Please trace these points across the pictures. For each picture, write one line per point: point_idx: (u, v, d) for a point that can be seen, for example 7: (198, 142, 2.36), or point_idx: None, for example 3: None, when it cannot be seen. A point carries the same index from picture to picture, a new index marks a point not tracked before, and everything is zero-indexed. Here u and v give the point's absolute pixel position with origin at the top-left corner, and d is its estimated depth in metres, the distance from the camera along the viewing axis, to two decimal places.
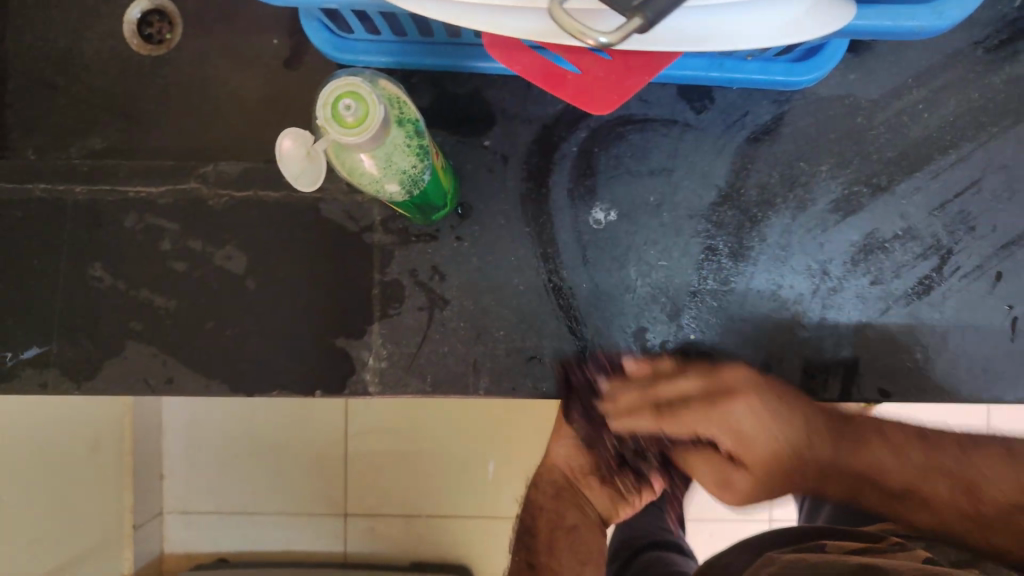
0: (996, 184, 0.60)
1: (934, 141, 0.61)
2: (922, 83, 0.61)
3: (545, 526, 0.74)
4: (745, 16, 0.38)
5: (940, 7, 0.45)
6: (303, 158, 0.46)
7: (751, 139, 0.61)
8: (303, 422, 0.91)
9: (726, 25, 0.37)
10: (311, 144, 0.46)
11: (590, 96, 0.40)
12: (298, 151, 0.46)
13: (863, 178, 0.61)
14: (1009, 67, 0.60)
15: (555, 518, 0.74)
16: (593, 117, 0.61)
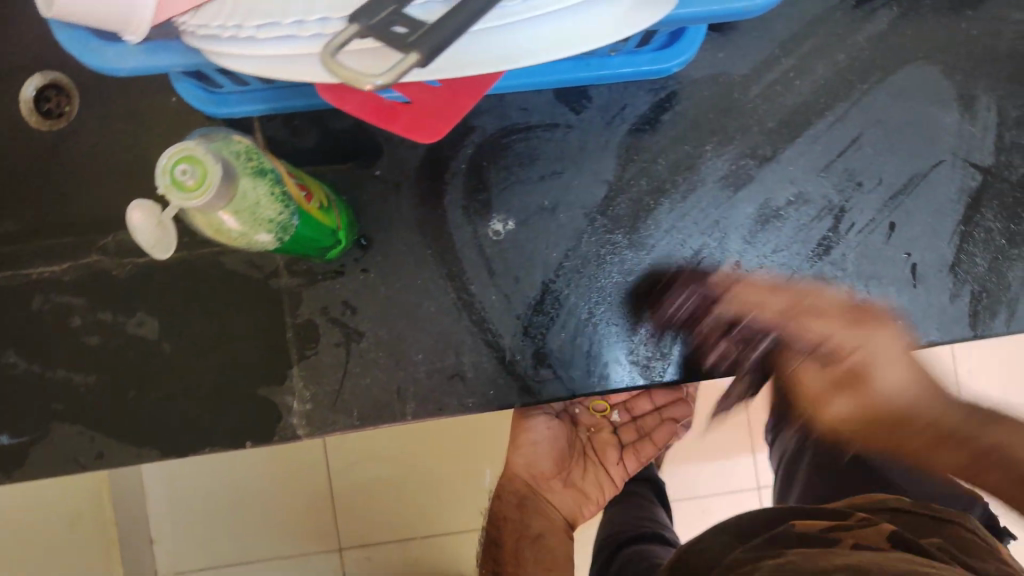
0: (877, 139, 0.61)
1: (810, 105, 0.61)
2: (789, 52, 0.62)
3: (511, 536, 0.78)
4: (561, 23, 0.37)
5: None
6: (154, 229, 0.46)
7: (633, 130, 0.61)
8: (285, 462, 0.87)
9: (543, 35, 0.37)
10: (160, 213, 0.46)
11: (420, 124, 0.39)
12: (149, 222, 0.46)
13: (748, 151, 0.61)
14: (870, 24, 0.61)
15: (521, 528, 0.78)
16: (476, 133, 0.61)
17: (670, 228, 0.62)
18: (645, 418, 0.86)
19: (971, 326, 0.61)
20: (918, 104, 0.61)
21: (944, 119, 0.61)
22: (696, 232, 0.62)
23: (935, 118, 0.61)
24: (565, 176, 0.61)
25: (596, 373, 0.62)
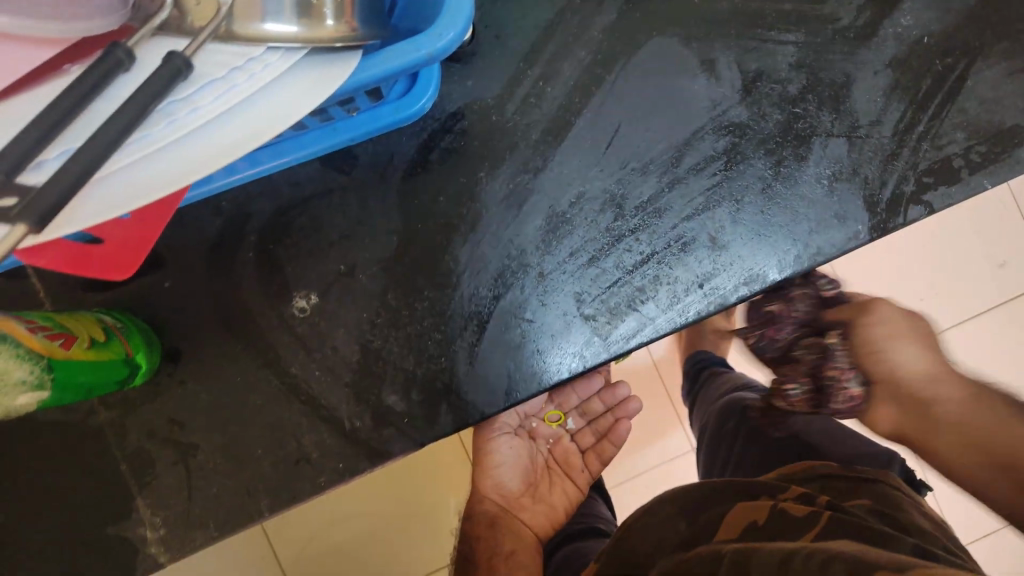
0: (637, 122, 0.63)
1: (567, 108, 0.63)
2: (534, 62, 0.63)
3: (484, 555, 0.69)
4: (212, 134, 0.41)
5: (452, 14, 0.46)
6: None
7: (406, 178, 0.62)
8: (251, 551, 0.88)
9: (200, 146, 0.40)
10: None
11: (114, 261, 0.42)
12: None
13: (521, 167, 0.63)
14: (600, 18, 0.63)
15: (493, 544, 0.69)
16: (256, 220, 0.61)
17: (469, 259, 0.63)
18: (599, 420, 0.83)
19: (772, 270, 0.64)
20: (666, 79, 0.64)
21: (693, 88, 0.64)
22: (494, 257, 0.63)
23: (686, 89, 0.64)
24: (355, 237, 0.62)
25: (438, 418, 0.62)
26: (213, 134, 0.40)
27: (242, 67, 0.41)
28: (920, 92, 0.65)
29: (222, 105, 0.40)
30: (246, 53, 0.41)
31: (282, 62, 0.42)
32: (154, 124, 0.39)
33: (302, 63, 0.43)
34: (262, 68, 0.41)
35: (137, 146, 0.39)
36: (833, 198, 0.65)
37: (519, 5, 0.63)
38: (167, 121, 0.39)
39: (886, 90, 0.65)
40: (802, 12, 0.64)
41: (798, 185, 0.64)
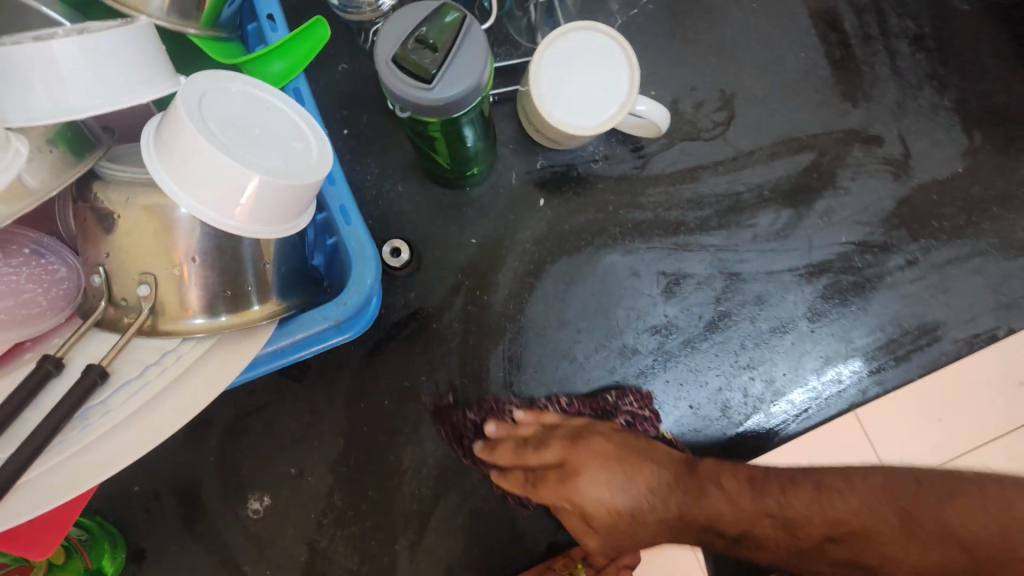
0: (569, 325, 0.68)
1: (501, 314, 0.68)
2: (470, 273, 0.68)
3: None
4: (125, 432, 0.46)
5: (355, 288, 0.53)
6: None
7: (354, 383, 0.67)
8: None
9: (112, 445, 0.46)
10: None
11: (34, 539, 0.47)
12: None
13: (459, 372, 0.68)
14: (531, 230, 0.69)
15: None
16: (217, 426, 0.67)
17: (411, 458, 0.67)
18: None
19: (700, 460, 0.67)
20: (596, 286, 0.68)
21: (621, 290, 0.68)
22: (434, 454, 0.67)
23: (613, 294, 0.68)
24: (304, 442, 0.67)
25: None
26: (129, 428, 0.46)
27: (158, 360, 0.48)
28: (842, 288, 0.68)
29: (134, 404, 0.47)
30: (162, 347, 0.48)
31: (194, 349, 0.49)
32: (73, 429, 0.45)
33: (215, 341, 0.50)
34: (175, 361, 0.49)
35: (53, 454, 0.44)
36: (757, 396, 0.67)
37: (456, 222, 0.69)
38: (83, 425, 0.45)
39: (805, 285, 0.68)
40: (722, 216, 0.68)
41: (727, 381, 0.67)
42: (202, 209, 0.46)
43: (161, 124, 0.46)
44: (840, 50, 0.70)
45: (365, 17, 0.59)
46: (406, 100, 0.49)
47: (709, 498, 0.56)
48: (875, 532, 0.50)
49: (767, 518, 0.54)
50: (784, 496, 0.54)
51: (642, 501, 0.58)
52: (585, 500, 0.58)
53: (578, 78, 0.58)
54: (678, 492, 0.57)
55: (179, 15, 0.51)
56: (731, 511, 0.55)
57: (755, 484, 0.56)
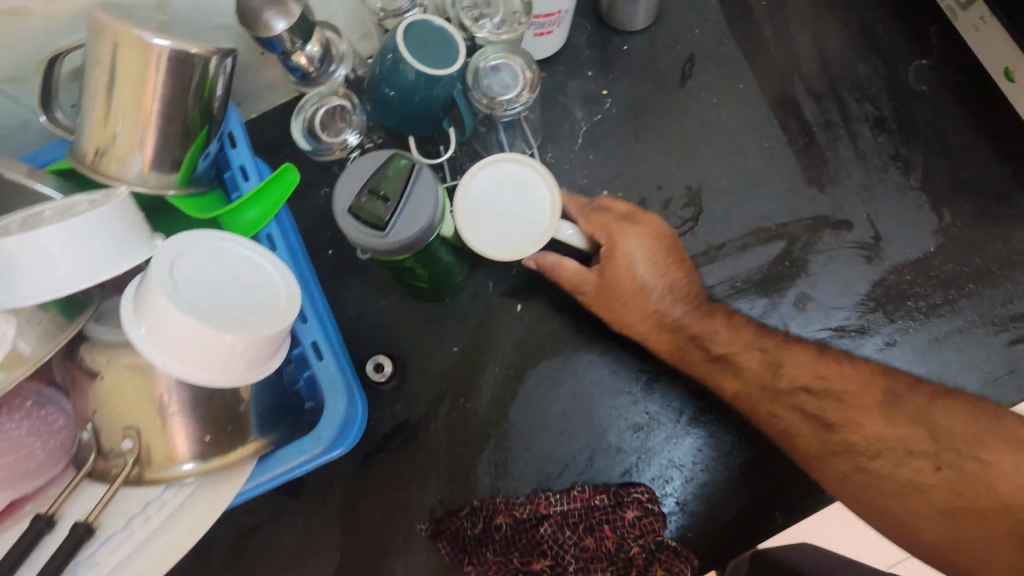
0: (552, 427, 0.69)
1: (485, 420, 0.70)
2: (453, 381, 0.70)
3: None
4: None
5: (328, 421, 0.55)
6: None
7: (348, 495, 0.70)
8: None
9: None
10: None
11: None
12: None
13: (447, 480, 0.69)
14: (509, 335, 0.71)
15: None
16: (218, 544, 0.69)
17: (405, 568, 0.69)
18: None
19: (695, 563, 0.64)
20: (576, 385, 0.70)
21: (599, 389, 0.70)
22: (427, 565, 0.68)
23: (593, 393, 0.70)
24: (302, 555, 0.69)
25: None
26: (119, 573, 0.50)
27: (141, 509, 0.51)
28: None
29: (118, 555, 0.50)
30: (147, 496, 0.51)
31: (177, 495, 0.52)
32: None
33: (198, 484, 0.53)
34: (157, 508, 0.51)
35: None
36: (745, 488, 0.67)
37: (438, 332, 0.71)
38: None
39: None
40: None
41: (714, 474, 0.67)
42: (180, 366, 0.49)
43: (139, 294, 0.50)
44: (801, 137, 0.71)
45: (337, 157, 0.63)
46: (366, 245, 0.52)
47: (714, 358, 0.64)
48: (852, 396, 0.60)
49: (688, 342, 0.65)
50: (886, 411, 0.59)
51: (666, 300, 0.64)
52: (630, 274, 0.63)
53: (508, 208, 0.59)
54: (759, 343, 0.64)
55: (158, 174, 0.56)
56: (760, 365, 0.63)
57: (811, 387, 0.62)
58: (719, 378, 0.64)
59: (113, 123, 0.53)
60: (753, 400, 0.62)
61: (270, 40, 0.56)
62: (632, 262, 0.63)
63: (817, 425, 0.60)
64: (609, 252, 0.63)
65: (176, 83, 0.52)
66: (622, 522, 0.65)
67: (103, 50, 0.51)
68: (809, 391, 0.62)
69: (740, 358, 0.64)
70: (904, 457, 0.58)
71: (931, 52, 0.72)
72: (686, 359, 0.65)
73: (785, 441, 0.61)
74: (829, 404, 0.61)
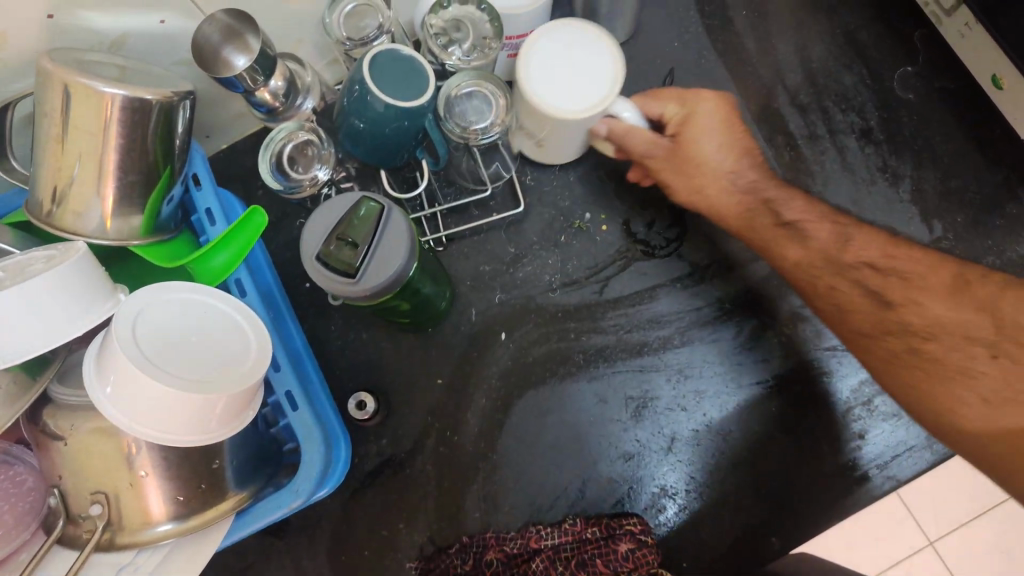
0: (542, 457, 0.67)
1: (473, 453, 0.67)
2: (439, 415, 0.68)
3: None
4: None
5: (307, 472, 0.54)
6: None
7: (335, 536, 0.67)
8: None
9: None
10: None
11: None
12: None
13: (436, 517, 0.67)
14: (495, 365, 0.68)
15: None
16: None
17: None
18: None
19: None
20: (564, 415, 0.67)
21: (587, 418, 0.67)
22: None
23: (582, 422, 0.67)
24: None
25: None
26: None
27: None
28: (811, 397, 0.67)
29: None
30: (119, 561, 0.50)
31: (150, 559, 0.51)
32: None
33: (172, 546, 0.52)
34: (132, 572, 0.51)
35: None
36: (740, 515, 0.65)
37: (421, 363, 0.69)
38: None
39: (772, 399, 0.67)
40: (685, 331, 0.68)
41: (709, 502, 0.66)
42: (145, 427, 0.48)
43: (101, 355, 0.48)
44: (787, 150, 0.69)
45: (307, 194, 0.61)
46: (337, 292, 0.50)
47: (797, 233, 0.61)
48: (915, 275, 0.57)
49: (760, 206, 0.62)
50: (951, 294, 0.56)
51: (724, 175, 0.62)
52: (700, 149, 0.62)
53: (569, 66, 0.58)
54: (831, 218, 0.61)
55: (120, 222, 0.54)
56: (829, 238, 0.60)
57: (877, 266, 0.58)
58: (817, 231, 0.60)
59: (67, 174, 0.51)
60: (814, 273, 0.60)
61: (231, 80, 0.54)
62: (704, 144, 0.62)
63: (875, 302, 0.58)
64: (677, 129, 0.62)
65: (130, 129, 0.50)
66: (615, 556, 0.61)
67: (53, 100, 0.49)
68: (872, 266, 0.58)
69: (784, 259, 0.61)
70: (962, 345, 0.55)
71: (916, 60, 0.70)
72: (754, 226, 0.62)
73: (838, 315, 0.59)
74: (890, 283, 0.57)
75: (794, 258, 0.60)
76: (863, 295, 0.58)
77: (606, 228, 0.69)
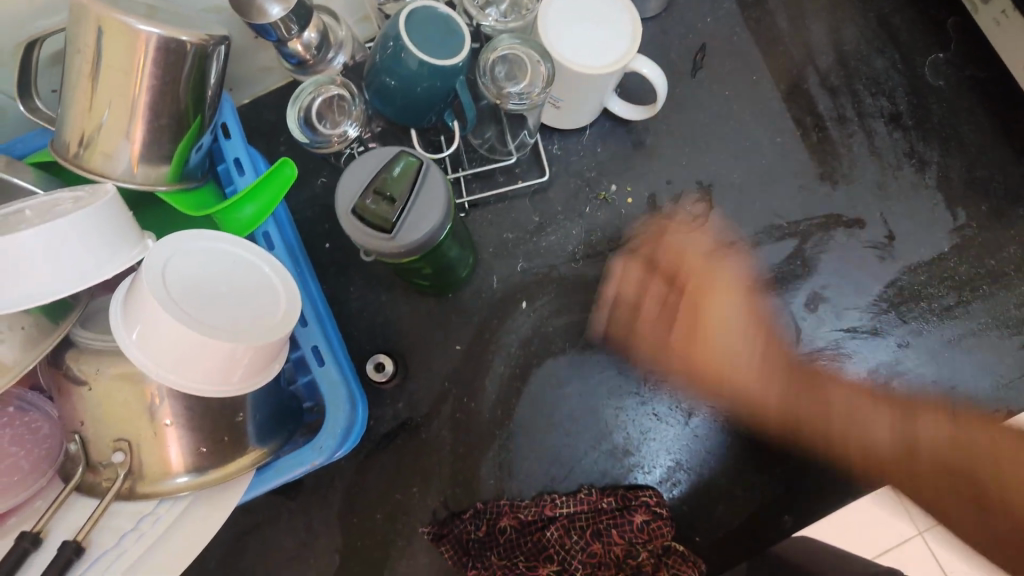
0: (557, 428, 0.67)
1: (489, 420, 0.67)
2: (457, 381, 0.67)
3: None
4: None
5: (331, 429, 0.54)
6: None
7: (347, 498, 0.67)
8: None
9: None
10: None
11: None
12: None
13: (450, 483, 0.67)
14: (515, 334, 0.68)
15: None
16: (213, 548, 0.67)
17: (406, 570, 0.66)
18: None
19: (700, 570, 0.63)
20: (582, 386, 0.67)
21: (605, 391, 0.67)
22: (429, 568, 0.66)
23: (600, 394, 0.67)
24: (300, 558, 0.66)
25: None
26: None
27: (135, 526, 0.50)
28: (832, 377, 0.67)
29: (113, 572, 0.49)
30: (140, 511, 0.50)
31: (171, 509, 0.51)
32: None
33: (192, 499, 0.52)
34: (153, 523, 0.50)
35: None
36: (753, 493, 0.66)
37: (441, 329, 0.68)
38: None
39: (790, 380, 0.67)
40: (706, 308, 0.68)
41: (724, 479, 0.66)
42: (172, 375, 0.47)
43: (128, 302, 0.47)
44: (814, 133, 0.69)
45: (334, 149, 0.59)
46: (369, 246, 0.50)
47: (829, 381, 0.67)
48: (923, 407, 0.66)
49: (782, 289, 0.67)
50: (958, 431, 0.65)
51: (771, 319, 0.67)
52: (748, 271, 0.68)
53: (586, 26, 0.59)
54: (854, 333, 0.67)
55: (148, 168, 0.53)
56: (863, 376, 0.67)
57: (908, 407, 0.66)
58: (829, 397, 0.67)
59: (98, 116, 0.50)
60: (840, 416, 0.66)
61: (265, 27, 0.53)
62: (759, 260, 0.68)
63: (907, 449, 0.65)
64: (693, 299, 0.68)
65: (164, 71, 0.49)
66: (630, 527, 0.63)
67: (88, 38, 0.47)
68: (908, 403, 0.66)
69: (835, 407, 0.66)
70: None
71: (948, 47, 0.70)
72: (811, 386, 0.67)
73: (871, 458, 0.65)
74: (919, 431, 0.66)
75: (836, 401, 0.66)
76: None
77: (631, 201, 0.69)
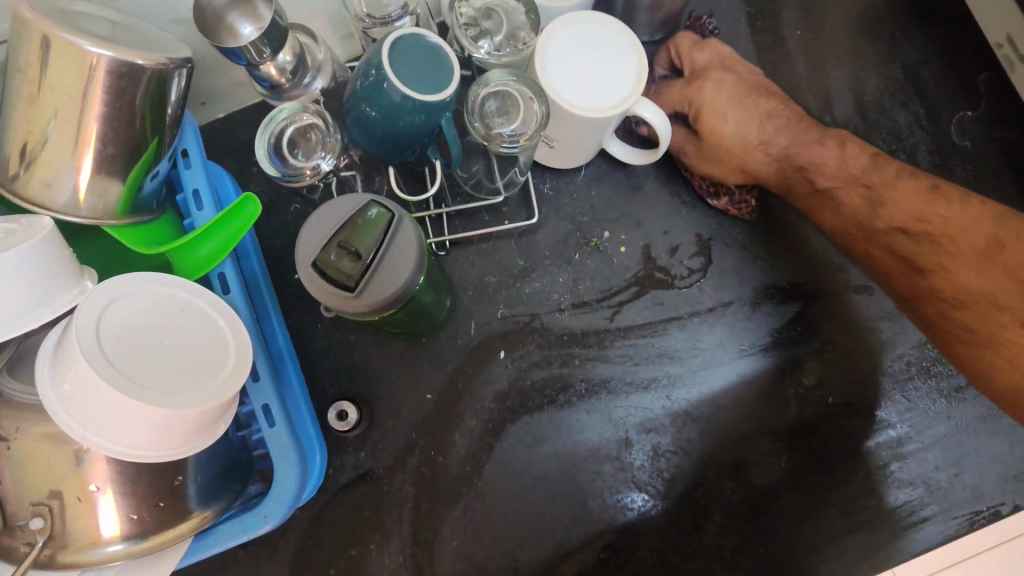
0: (530, 490, 0.62)
1: (457, 475, 0.62)
2: (425, 431, 0.63)
3: None
4: None
5: (277, 497, 0.50)
6: None
7: (298, 550, 0.62)
8: None
9: None
10: None
11: None
12: None
13: (410, 541, 0.62)
14: (492, 385, 0.63)
15: None
16: None
17: None
18: None
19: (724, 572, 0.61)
20: (560, 446, 0.63)
21: (582, 452, 0.63)
22: None
23: (577, 455, 0.63)
24: None
25: None
26: None
27: None
28: (825, 453, 0.63)
29: None
30: None
31: None
32: None
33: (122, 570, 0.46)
34: None
35: None
36: (733, 573, 0.62)
37: (412, 374, 0.63)
38: None
39: (781, 455, 0.63)
40: (698, 372, 0.64)
41: (698, 553, 0.62)
42: (102, 439, 0.42)
43: (60, 347, 0.43)
44: (787, 169, 0.59)
45: (304, 184, 0.54)
46: (332, 306, 0.45)
47: (821, 204, 0.59)
48: (951, 238, 0.53)
49: (794, 171, 0.59)
50: (986, 258, 0.52)
51: (756, 151, 0.60)
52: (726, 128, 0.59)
53: (586, 64, 0.54)
54: (864, 178, 0.57)
55: (96, 195, 0.48)
56: (859, 200, 0.57)
57: (908, 227, 0.55)
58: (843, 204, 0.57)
59: (40, 139, 0.45)
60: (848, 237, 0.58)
61: (234, 51, 0.48)
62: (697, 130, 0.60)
63: (908, 266, 0.55)
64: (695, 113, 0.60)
65: (116, 96, 0.44)
66: None
67: (31, 56, 0.42)
68: (904, 228, 0.55)
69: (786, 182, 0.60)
70: (994, 314, 0.52)
71: (978, 105, 0.65)
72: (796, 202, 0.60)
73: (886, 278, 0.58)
74: (907, 260, 0.55)
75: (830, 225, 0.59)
76: (895, 259, 0.56)
77: (624, 249, 0.64)
